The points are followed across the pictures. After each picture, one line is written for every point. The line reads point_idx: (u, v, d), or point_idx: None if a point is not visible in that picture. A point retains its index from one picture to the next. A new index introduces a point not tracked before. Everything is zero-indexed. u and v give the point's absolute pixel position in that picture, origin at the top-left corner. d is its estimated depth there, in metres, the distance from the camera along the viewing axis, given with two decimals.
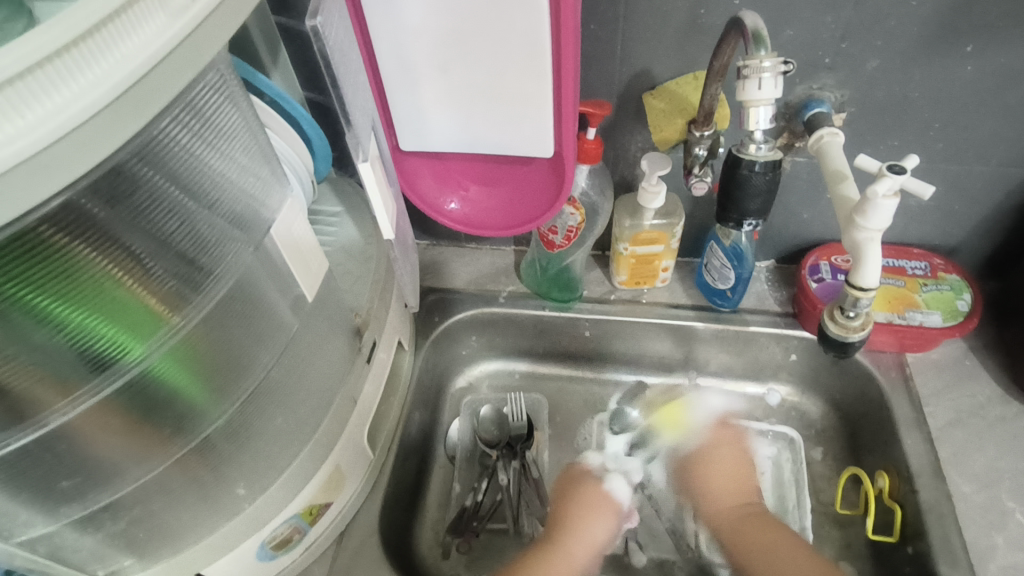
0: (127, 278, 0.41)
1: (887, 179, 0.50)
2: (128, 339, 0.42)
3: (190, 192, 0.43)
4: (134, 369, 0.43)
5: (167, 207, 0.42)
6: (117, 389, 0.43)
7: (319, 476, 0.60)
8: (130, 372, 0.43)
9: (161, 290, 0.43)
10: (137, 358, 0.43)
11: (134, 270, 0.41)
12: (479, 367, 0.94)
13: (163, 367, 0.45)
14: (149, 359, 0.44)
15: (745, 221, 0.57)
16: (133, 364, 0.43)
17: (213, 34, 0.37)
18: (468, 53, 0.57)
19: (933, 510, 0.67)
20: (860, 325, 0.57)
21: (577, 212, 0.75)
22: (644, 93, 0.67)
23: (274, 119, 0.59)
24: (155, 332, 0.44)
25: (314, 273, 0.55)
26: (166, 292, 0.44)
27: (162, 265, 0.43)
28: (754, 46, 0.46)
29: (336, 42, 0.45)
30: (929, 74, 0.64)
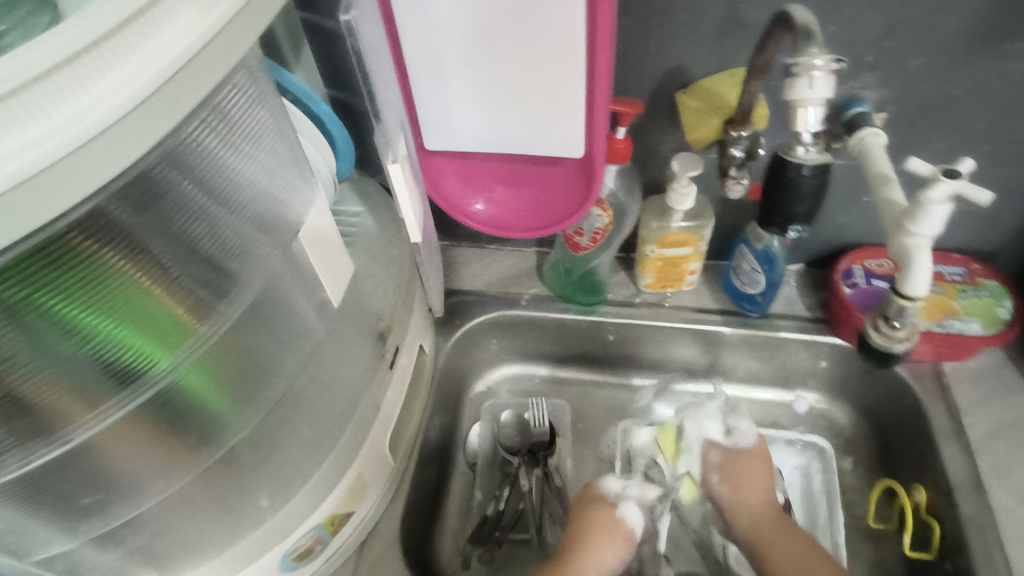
0: (153, 287, 0.39)
1: (943, 184, 0.48)
2: (156, 349, 0.41)
3: (216, 198, 0.41)
4: (160, 381, 0.42)
5: (192, 214, 0.40)
6: (143, 401, 0.42)
7: (343, 483, 0.59)
8: (155, 384, 0.42)
9: (187, 298, 0.42)
10: (163, 370, 0.42)
11: (161, 279, 0.40)
12: (499, 370, 0.92)
13: (189, 377, 0.44)
14: (176, 370, 0.43)
15: (790, 227, 0.55)
16: (160, 375, 0.42)
17: (248, 30, 0.35)
18: (500, 50, 0.55)
19: (975, 525, 0.65)
20: (906, 335, 0.55)
21: (605, 213, 0.73)
22: (677, 91, 0.65)
23: (298, 118, 0.58)
24: (181, 341, 0.42)
25: (341, 277, 0.53)
26: (192, 300, 0.42)
27: (188, 273, 0.41)
28: (804, 42, 0.44)
29: (371, 38, 0.43)
30: (977, 73, 0.61)
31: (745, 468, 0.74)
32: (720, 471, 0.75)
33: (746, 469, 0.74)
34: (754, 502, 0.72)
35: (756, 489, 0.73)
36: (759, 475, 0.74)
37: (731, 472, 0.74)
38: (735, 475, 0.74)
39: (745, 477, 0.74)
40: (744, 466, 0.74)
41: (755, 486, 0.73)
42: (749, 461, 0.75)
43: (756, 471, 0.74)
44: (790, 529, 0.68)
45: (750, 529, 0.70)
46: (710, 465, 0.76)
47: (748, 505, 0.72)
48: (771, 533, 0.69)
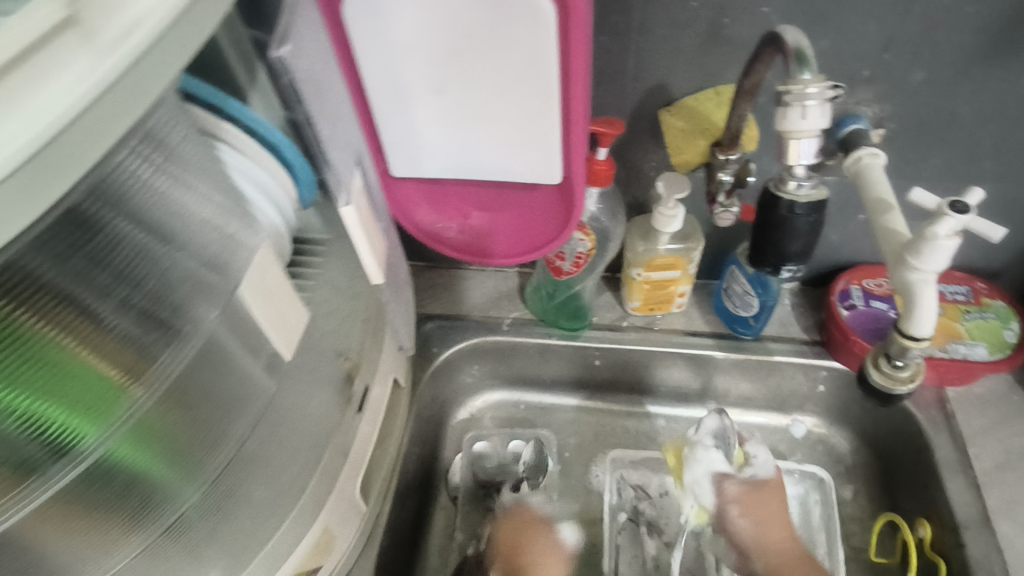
0: (80, 346, 0.35)
1: (949, 219, 0.44)
2: (84, 419, 0.36)
3: (156, 235, 0.38)
4: (92, 452, 0.37)
5: (127, 255, 0.37)
6: (74, 476, 0.37)
7: (309, 538, 0.54)
8: (88, 455, 0.37)
9: (122, 357, 0.37)
10: (95, 440, 0.37)
11: (91, 335, 0.35)
12: (482, 397, 0.87)
13: (125, 446, 0.39)
14: (110, 440, 0.38)
15: (784, 267, 0.50)
16: (91, 447, 0.37)
17: (160, 70, 0.29)
18: (466, 72, 0.51)
19: (984, 567, 0.61)
20: (910, 375, 0.50)
21: (587, 238, 0.69)
22: (660, 110, 0.61)
23: (252, 148, 0.53)
24: (118, 407, 0.38)
25: (295, 326, 0.48)
26: (128, 360, 0.38)
27: (124, 324, 0.37)
28: (797, 67, 0.40)
29: (310, 70, 0.39)
30: (981, 87, 0.57)
31: (766, 500, 0.70)
32: (739, 504, 0.70)
33: (766, 502, 0.70)
34: (780, 536, 0.69)
35: (778, 523, 0.70)
36: (776, 507, 0.71)
37: (754, 505, 0.70)
38: (757, 508, 0.70)
39: (767, 509, 0.70)
40: (765, 496, 0.70)
41: (778, 519, 0.70)
42: (768, 492, 0.71)
43: (774, 500, 0.71)
44: (819, 572, 0.66)
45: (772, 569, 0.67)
46: (729, 497, 0.70)
47: (774, 541, 0.68)
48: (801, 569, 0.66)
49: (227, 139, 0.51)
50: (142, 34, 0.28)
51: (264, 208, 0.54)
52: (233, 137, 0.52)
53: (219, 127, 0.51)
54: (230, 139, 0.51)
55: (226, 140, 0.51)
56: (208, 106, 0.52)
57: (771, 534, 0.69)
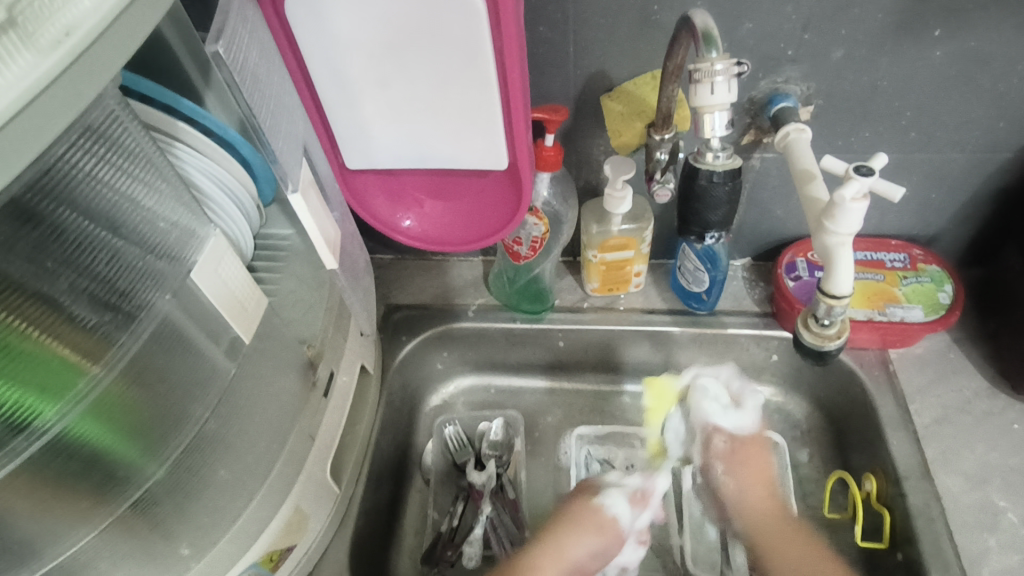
0: (32, 327, 0.38)
1: (854, 182, 0.47)
2: (39, 398, 0.39)
3: (101, 223, 0.41)
4: (52, 429, 0.40)
5: (74, 242, 0.40)
6: (34, 452, 0.39)
7: (281, 516, 0.57)
8: (48, 432, 0.40)
9: (75, 339, 0.40)
10: (52, 419, 0.40)
11: (43, 318, 0.38)
12: (453, 383, 0.90)
13: (85, 423, 0.41)
14: (69, 417, 0.40)
15: (707, 234, 0.56)
16: (51, 424, 0.40)
17: (96, 72, 0.32)
18: (406, 66, 0.53)
19: (923, 514, 0.65)
20: (837, 332, 0.54)
21: (541, 222, 0.72)
22: (601, 96, 0.64)
23: (208, 146, 0.55)
24: (73, 386, 0.41)
25: (253, 312, 0.52)
26: (82, 341, 0.41)
27: (76, 307, 0.40)
28: (704, 46, 0.43)
29: (247, 66, 0.41)
30: (897, 62, 0.61)
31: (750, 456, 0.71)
32: (725, 462, 0.72)
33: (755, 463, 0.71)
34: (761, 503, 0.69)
35: (759, 484, 0.70)
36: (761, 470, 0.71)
37: (738, 465, 0.71)
38: (742, 467, 0.71)
39: (751, 467, 0.71)
40: (751, 453, 0.71)
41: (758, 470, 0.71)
42: (754, 448, 0.72)
43: (757, 456, 0.72)
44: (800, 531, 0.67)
45: (750, 527, 0.69)
46: (716, 453, 0.72)
47: (748, 498, 0.70)
48: (778, 531, 0.67)
49: (182, 137, 0.54)
50: (80, 36, 0.31)
51: (222, 202, 0.56)
52: (189, 136, 0.54)
53: (174, 127, 0.53)
54: (186, 138, 0.54)
55: (181, 138, 0.54)
56: (162, 107, 0.54)
57: (753, 494, 0.70)
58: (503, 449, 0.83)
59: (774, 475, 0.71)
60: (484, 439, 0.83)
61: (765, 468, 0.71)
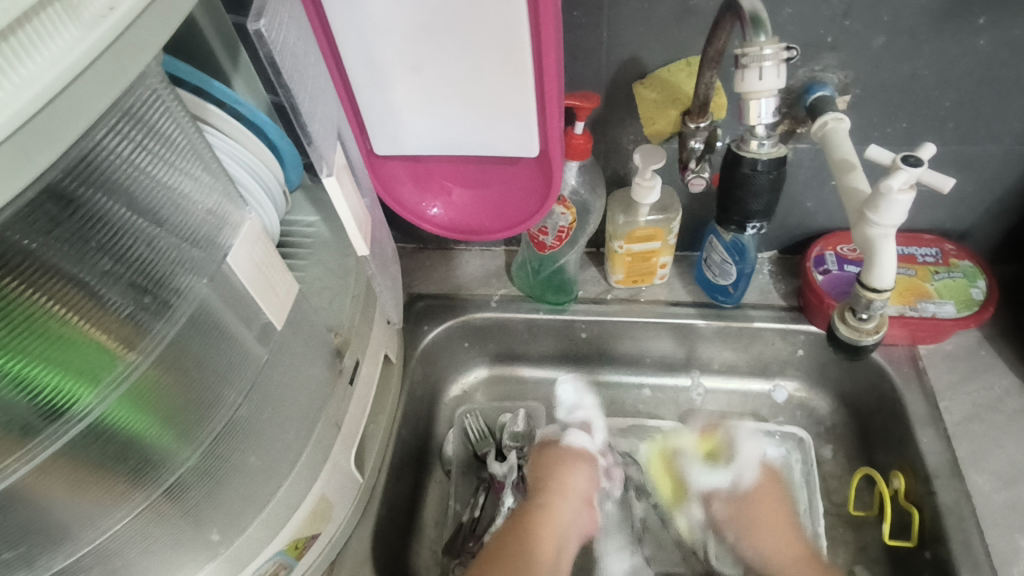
0: (70, 313, 0.37)
1: (902, 172, 0.46)
2: (78, 383, 0.39)
3: (138, 210, 0.41)
4: (87, 416, 0.40)
5: (112, 227, 0.39)
6: (70, 437, 0.39)
7: (307, 503, 0.57)
8: (84, 418, 0.39)
9: (112, 325, 0.40)
10: (90, 404, 0.40)
11: (81, 304, 0.38)
12: (473, 374, 0.89)
13: (120, 409, 0.41)
14: (104, 403, 0.40)
15: (748, 223, 0.56)
16: (87, 409, 0.39)
17: (138, 49, 0.31)
18: (440, 50, 0.52)
19: (953, 512, 0.64)
20: (874, 326, 0.53)
21: (568, 211, 0.71)
22: (634, 83, 0.63)
23: (237, 130, 0.54)
24: (109, 372, 0.40)
25: (284, 298, 0.51)
26: (117, 328, 0.40)
27: (112, 293, 0.39)
28: (753, 31, 0.43)
29: (286, 46, 0.41)
30: (939, 50, 0.59)
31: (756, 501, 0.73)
32: (734, 526, 0.72)
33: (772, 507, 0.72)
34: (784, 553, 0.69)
35: (783, 545, 0.69)
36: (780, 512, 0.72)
37: (748, 522, 0.72)
38: (755, 527, 0.71)
39: (764, 520, 0.71)
40: (752, 508, 0.72)
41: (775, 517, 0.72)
42: (762, 501, 0.72)
43: (766, 505, 0.72)
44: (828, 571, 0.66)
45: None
46: (721, 521, 0.74)
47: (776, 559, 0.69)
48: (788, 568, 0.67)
49: (212, 121, 0.53)
50: (124, 9, 0.30)
51: (252, 187, 0.55)
52: (219, 120, 0.53)
53: (204, 110, 0.52)
54: (216, 122, 0.53)
55: (211, 122, 0.53)
56: (193, 89, 0.53)
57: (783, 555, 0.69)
58: (524, 441, 0.82)
59: (791, 519, 0.71)
60: (505, 430, 0.82)
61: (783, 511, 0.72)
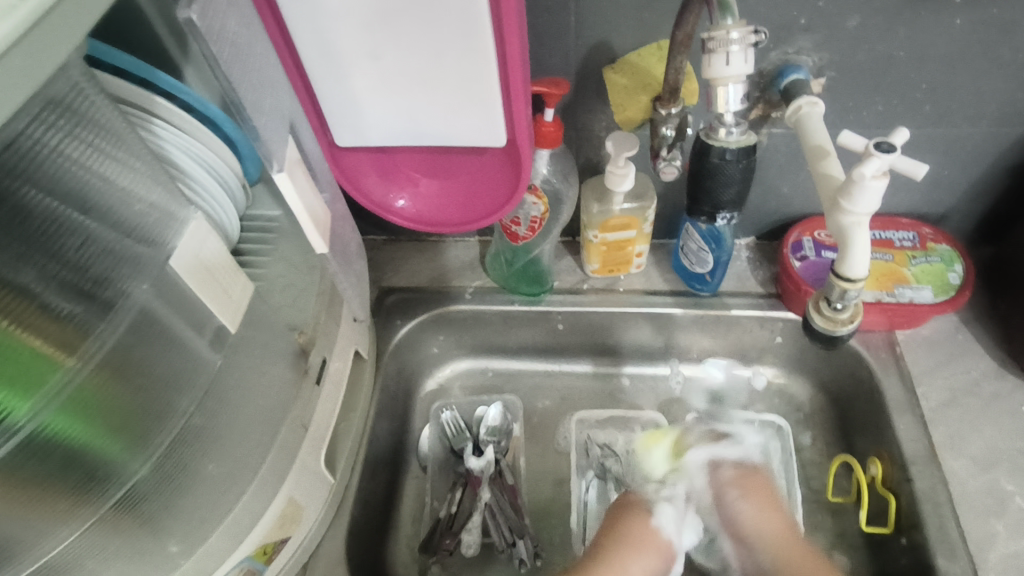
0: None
1: (876, 159, 0.44)
2: (10, 394, 0.36)
3: (71, 203, 0.39)
4: (25, 428, 0.37)
5: (42, 221, 0.38)
6: (7, 450, 0.37)
7: (273, 509, 0.55)
8: (20, 430, 0.37)
9: (46, 329, 0.38)
10: (27, 414, 0.37)
11: (10, 304, 0.36)
12: (449, 367, 0.88)
13: (61, 419, 0.39)
14: (42, 415, 0.38)
15: (719, 214, 0.54)
16: (23, 421, 0.37)
17: (57, 42, 0.29)
18: (398, 37, 0.50)
19: (930, 499, 0.64)
20: (849, 317, 0.52)
21: (541, 201, 0.69)
22: (604, 68, 0.61)
23: (188, 123, 0.52)
24: (48, 380, 0.38)
25: (239, 299, 0.49)
26: (54, 331, 0.38)
27: (45, 292, 0.38)
28: (719, 14, 0.41)
29: (227, 35, 0.38)
30: (915, 30, 0.58)
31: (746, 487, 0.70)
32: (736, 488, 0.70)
33: (759, 489, 0.69)
34: (773, 529, 0.67)
35: (770, 517, 0.68)
36: (768, 492, 0.70)
37: (744, 488, 0.70)
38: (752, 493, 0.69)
39: (762, 495, 0.69)
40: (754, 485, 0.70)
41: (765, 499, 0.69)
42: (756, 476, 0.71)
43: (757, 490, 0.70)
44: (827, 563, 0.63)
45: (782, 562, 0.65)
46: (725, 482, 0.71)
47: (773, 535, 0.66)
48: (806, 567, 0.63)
49: (160, 113, 0.50)
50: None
51: (205, 182, 0.53)
52: (168, 112, 0.51)
53: (150, 101, 0.50)
54: (164, 114, 0.51)
55: (159, 115, 0.50)
56: (138, 81, 0.51)
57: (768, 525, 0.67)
58: (501, 435, 0.81)
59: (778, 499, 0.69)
60: (483, 423, 0.81)
61: (766, 489, 0.70)
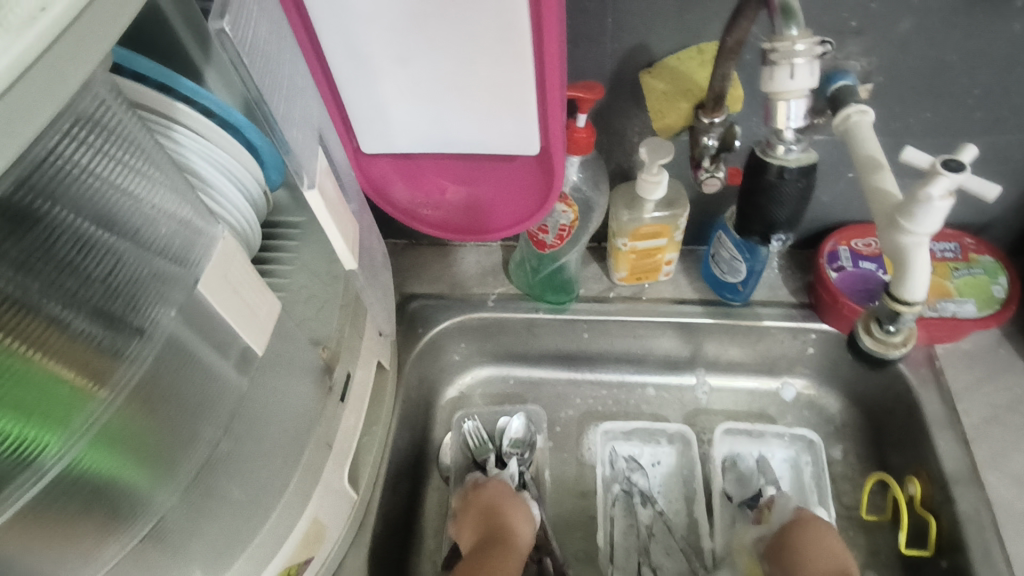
0: (29, 349, 0.34)
1: (944, 178, 0.42)
2: (43, 429, 0.35)
3: (105, 224, 0.37)
4: (57, 463, 0.36)
5: (73, 245, 0.35)
6: (38, 489, 0.35)
7: (297, 532, 0.53)
8: (53, 466, 0.36)
9: (78, 360, 0.36)
10: (57, 451, 0.36)
11: (41, 334, 0.34)
12: (470, 374, 0.86)
13: (91, 454, 0.38)
14: (72, 449, 0.37)
15: (773, 235, 0.52)
16: (54, 458, 0.36)
17: (79, 54, 0.26)
18: (430, 41, 0.47)
19: (973, 521, 0.61)
20: (902, 340, 0.49)
21: (570, 209, 0.67)
22: (640, 71, 0.59)
23: (209, 129, 0.49)
24: (78, 413, 0.37)
25: (265, 320, 0.46)
26: (86, 362, 0.37)
27: (76, 321, 0.36)
28: (783, 22, 0.39)
29: (256, 44, 0.35)
30: (971, 34, 0.55)
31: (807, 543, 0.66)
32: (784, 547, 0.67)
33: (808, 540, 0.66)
34: None
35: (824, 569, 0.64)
36: (817, 542, 0.66)
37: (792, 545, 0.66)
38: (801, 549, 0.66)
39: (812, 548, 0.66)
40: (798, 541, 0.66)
41: (826, 554, 0.65)
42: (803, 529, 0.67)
43: (812, 545, 0.66)
44: None
45: None
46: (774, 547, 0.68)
47: None
48: None
49: (181, 120, 0.48)
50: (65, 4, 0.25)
51: (228, 193, 0.51)
52: (189, 118, 0.48)
53: (171, 107, 0.47)
54: (186, 121, 0.48)
55: (180, 121, 0.48)
56: (158, 86, 0.48)
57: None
58: (524, 447, 0.79)
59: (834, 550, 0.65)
60: (506, 435, 0.80)
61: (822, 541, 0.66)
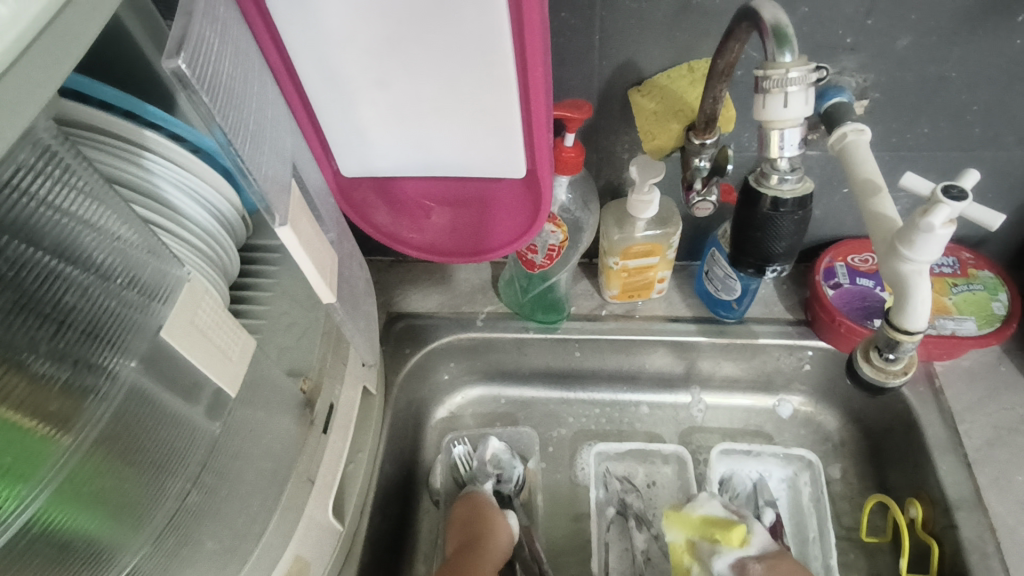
0: None
1: (944, 207, 0.40)
2: (3, 483, 0.33)
3: (65, 264, 0.35)
4: (18, 519, 0.34)
5: (31, 287, 0.34)
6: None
7: (282, 565, 0.50)
8: (13, 523, 0.34)
9: (40, 409, 0.34)
10: (19, 504, 0.34)
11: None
12: (461, 394, 0.84)
13: (57, 507, 0.36)
14: (36, 502, 0.35)
15: (768, 267, 0.51)
16: (16, 512, 0.34)
17: (23, 97, 0.24)
18: (410, 64, 0.46)
19: (977, 549, 0.60)
20: (902, 368, 0.48)
21: (559, 229, 0.65)
22: (630, 89, 0.57)
23: (180, 156, 0.47)
24: (41, 464, 0.35)
25: (238, 361, 0.44)
26: (49, 411, 0.35)
27: (37, 363, 0.34)
28: (776, 47, 0.38)
29: (219, 77, 0.34)
30: (970, 52, 0.53)
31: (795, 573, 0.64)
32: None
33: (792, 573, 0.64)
34: None
35: None
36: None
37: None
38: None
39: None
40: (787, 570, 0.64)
41: None
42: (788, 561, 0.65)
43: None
44: None
45: None
46: None
47: None
48: None
49: (150, 147, 0.45)
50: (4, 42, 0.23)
51: (203, 222, 0.49)
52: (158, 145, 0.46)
53: (139, 135, 0.45)
54: (155, 148, 0.46)
55: (149, 148, 0.45)
56: (123, 113, 0.46)
57: None
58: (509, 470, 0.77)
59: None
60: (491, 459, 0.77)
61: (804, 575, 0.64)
